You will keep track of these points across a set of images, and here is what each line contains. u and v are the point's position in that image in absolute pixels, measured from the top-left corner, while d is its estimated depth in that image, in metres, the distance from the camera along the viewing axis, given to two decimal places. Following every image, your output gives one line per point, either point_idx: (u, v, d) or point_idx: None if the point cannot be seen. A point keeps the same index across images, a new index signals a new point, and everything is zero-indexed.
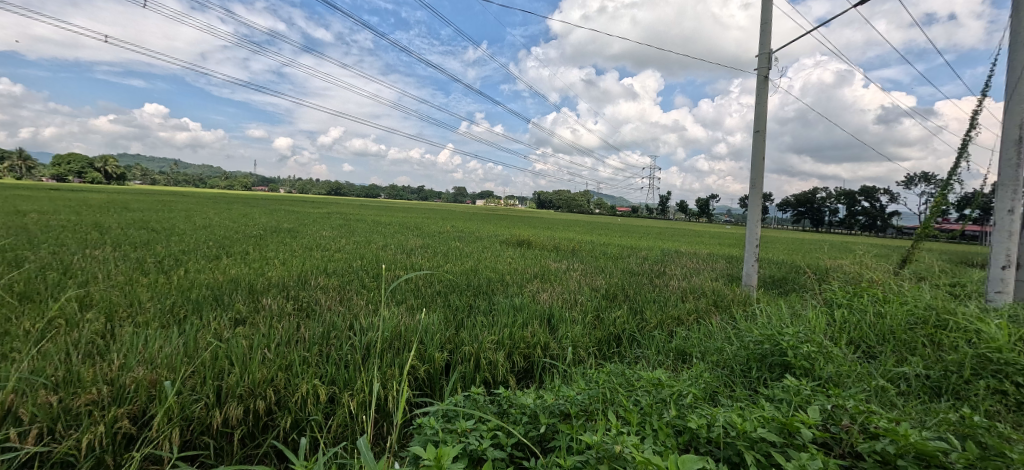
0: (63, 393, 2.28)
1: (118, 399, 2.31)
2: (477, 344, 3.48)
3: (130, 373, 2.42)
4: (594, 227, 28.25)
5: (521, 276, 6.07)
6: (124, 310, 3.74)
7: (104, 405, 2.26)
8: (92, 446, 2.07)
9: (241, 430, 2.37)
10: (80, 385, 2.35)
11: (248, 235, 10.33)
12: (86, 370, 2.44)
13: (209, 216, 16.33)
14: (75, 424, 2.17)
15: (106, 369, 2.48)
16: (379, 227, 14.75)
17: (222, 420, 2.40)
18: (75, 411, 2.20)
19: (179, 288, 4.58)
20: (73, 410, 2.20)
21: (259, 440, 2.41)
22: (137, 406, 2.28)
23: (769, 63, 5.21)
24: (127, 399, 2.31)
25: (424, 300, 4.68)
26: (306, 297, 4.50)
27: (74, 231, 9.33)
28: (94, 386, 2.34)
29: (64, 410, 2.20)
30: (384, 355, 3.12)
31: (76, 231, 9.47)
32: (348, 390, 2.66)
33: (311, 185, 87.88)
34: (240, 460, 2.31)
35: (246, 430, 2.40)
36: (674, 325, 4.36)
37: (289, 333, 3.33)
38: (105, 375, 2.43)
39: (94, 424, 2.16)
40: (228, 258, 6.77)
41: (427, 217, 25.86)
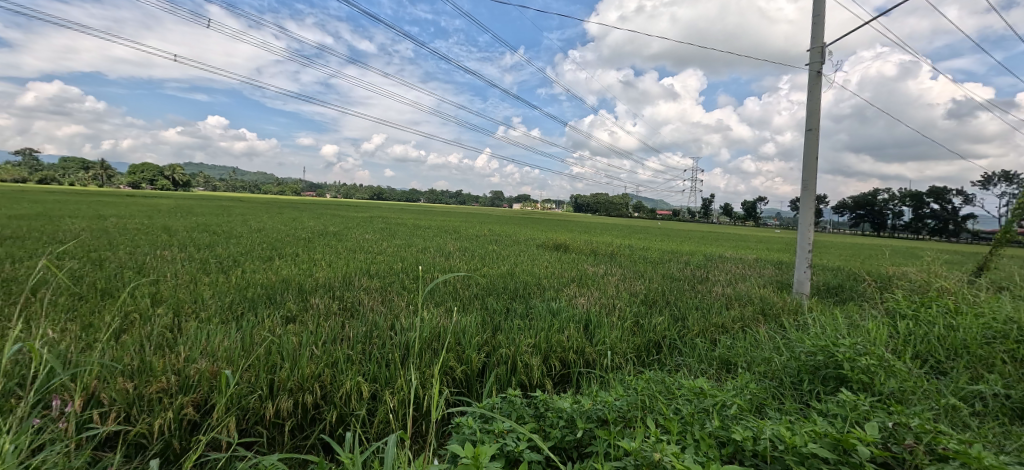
0: (137, 380, 2.49)
1: (184, 387, 2.50)
2: (514, 347, 3.52)
3: (194, 364, 2.61)
4: (633, 230, 27.68)
5: (558, 280, 6.04)
6: (189, 306, 4.04)
7: (172, 393, 2.45)
8: (162, 431, 2.26)
9: (291, 422, 2.52)
10: (151, 374, 2.56)
11: (298, 238, 10.89)
12: (157, 360, 2.66)
13: (261, 220, 17.29)
14: (147, 409, 2.37)
15: (173, 360, 2.69)
16: (419, 231, 15.13)
17: (274, 412, 2.54)
18: (146, 397, 2.40)
19: (236, 287, 4.89)
20: (145, 396, 2.40)
21: (307, 432, 2.54)
22: (200, 395, 2.47)
23: (822, 57, 4.95)
24: (191, 388, 2.49)
25: (462, 303, 4.77)
26: (351, 297, 4.68)
27: (145, 234, 10.16)
28: (163, 375, 2.54)
29: (138, 396, 2.40)
30: (424, 355, 3.20)
31: (149, 233, 10.34)
32: (389, 388, 2.75)
33: (355, 190, 91.24)
34: (290, 451, 2.44)
35: (296, 423, 2.54)
36: (717, 333, 4.21)
37: (335, 332, 3.49)
38: (172, 366, 2.63)
39: (163, 410, 2.35)
40: (280, 259, 7.16)
41: (465, 221, 26.22)
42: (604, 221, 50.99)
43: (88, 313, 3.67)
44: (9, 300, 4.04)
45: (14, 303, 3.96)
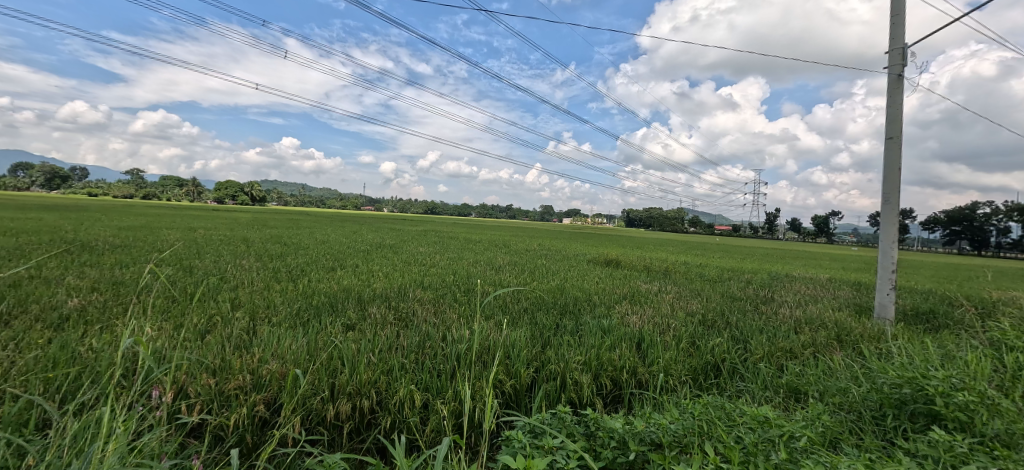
0: (218, 377, 2.71)
1: (257, 386, 2.69)
2: (563, 363, 3.46)
3: (267, 365, 2.80)
4: (689, 246, 26.57)
5: (609, 297, 5.88)
6: (263, 311, 4.34)
7: (247, 390, 2.64)
8: (238, 425, 2.42)
9: (349, 425, 2.59)
10: (230, 373, 2.77)
11: (358, 250, 11.44)
12: (235, 360, 2.88)
13: (325, 233, 18.34)
14: (225, 404, 2.56)
15: (249, 360, 2.89)
16: (471, 244, 15.39)
17: (334, 414, 2.64)
18: (226, 393, 2.60)
19: (302, 295, 5.19)
20: (225, 392, 2.60)
21: (364, 436, 2.61)
22: (271, 394, 2.63)
23: (903, 58, 4.56)
24: (263, 387, 2.67)
25: (512, 316, 4.76)
26: (405, 308, 4.82)
27: (227, 244, 11.10)
28: (240, 374, 2.74)
29: (218, 392, 2.61)
30: (474, 367, 3.21)
31: (230, 243, 11.28)
32: (440, 398, 2.78)
33: (410, 205, 94.78)
34: (348, 453, 2.52)
35: (353, 426, 2.63)
36: (784, 358, 3.91)
37: (391, 340, 3.60)
38: (247, 365, 2.84)
39: (239, 406, 2.53)
40: (342, 270, 7.53)
41: (515, 235, 26.36)
42: (658, 236, 49.38)
43: (179, 315, 4.04)
44: (117, 301, 4.54)
45: (121, 303, 4.46)
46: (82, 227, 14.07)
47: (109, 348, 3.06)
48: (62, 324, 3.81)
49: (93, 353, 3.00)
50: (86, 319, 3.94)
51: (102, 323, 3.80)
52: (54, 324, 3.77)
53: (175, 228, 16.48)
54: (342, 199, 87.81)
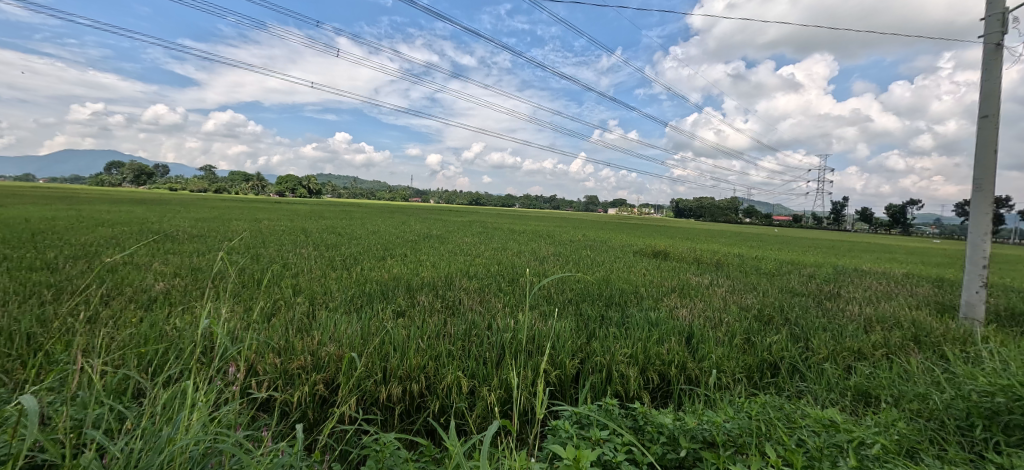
0: (283, 357, 2.94)
1: (317, 367, 2.90)
2: (609, 355, 3.38)
3: (325, 348, 3.01)
4: (743, 238, 25.25)
5: (658, 289, 5.68)
6: (321, 296, 4.57)
7: (308, 370, 2.85)
8: (301, 402, 2.63)
9: (400, 407, 2.73)
10: (293, 354, 3.01)
11: (407, 240, 11.74)
12: (297, 342, 3.11)
13: (376, 224, 18.97)
14: (290, 382, 2.79)
15: (309, 342, 3.12)
16: (515, 235, 15.40)
17: (386, 396, 2.79)
18: (290, 372, 2.83)
19: (356, 282, 5.38)
20: (289, 371, 2.83)
21: (414, 418, 2.73)
22: (329, 375, 2.83)
23: (1003, 25, 4.03)
24: (322, 368, 2.88)
25: (557, 307, 4.71)
26: (452, 296, 4.89)
27: (289, 234, 11.76)
28: (302, 355, 2.97)
29: (284, 370, 2.84)
30: (518, 356, 3.23)
31: (291, 233, 11.93)
32: (486, 385, 2.87)
33: (455, 196, 96.41)
34: (400, 433, 2.64)
35: (404, 408, 2.75)
36: (852, 359, 3.61)
37: (438, 327, 3.67)
38: (308, 347, 3.06)
39: (302, 384, 2.74)
40: (392, 259, 7.76)
41: (559, 226, 26.11)
42: (710, 226, 47.30)
43: (248, 299, 4.32)
44: (196, 285, 4.93)
45: (199, 287, 4.83)
46: (163, 219, 15.38)
47: (191, 328, 3.32)
48: (151, 304, 4.19)
49: (178, 332, 3.27)
50: (171, 300, 4.30)
51: (184, 305, 4.14)
52: (145, 304, 4.15)
53: (242, 219, 17.63)
54: (390, 191, 90.52)
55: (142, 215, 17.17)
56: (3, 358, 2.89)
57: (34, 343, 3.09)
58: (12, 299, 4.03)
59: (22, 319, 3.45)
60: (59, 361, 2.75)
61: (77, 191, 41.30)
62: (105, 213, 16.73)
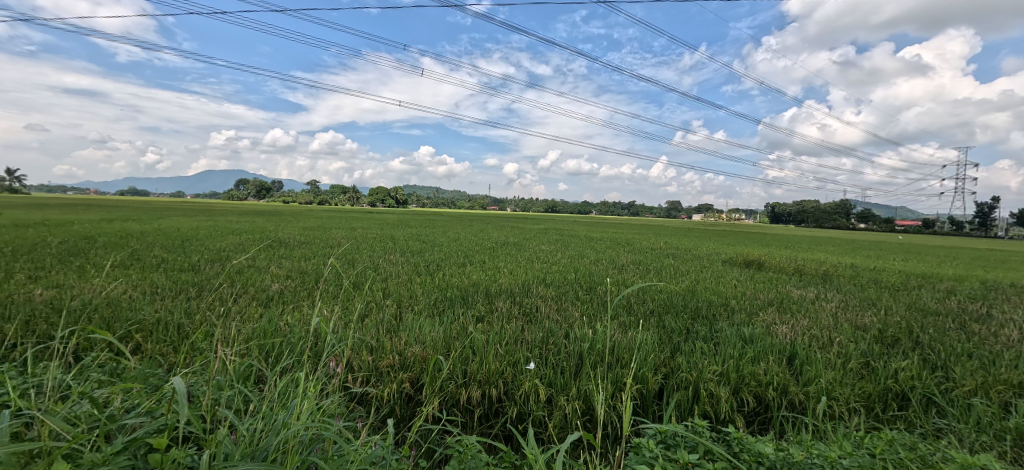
0: (374, 355, 3.12)
1: (404, 366, 3.04)
2: (696, 371, 3.10)
3: (411, 349, 3.15)
4: (854, 246, 22.32)
5: (752, 302, 5.16)
6: (407, 300, 4.78)
7: (396, 369, 3.01)
8: (390, 398, 2.77)
9: (479, 410, 2.76)
10: (383, 352, 3.18)
11: (486, 247, 11.97)
12: (386, 341, 3.29)
13: (455, 232, 19.64)
14: (381, 378, 2.95)
15: (397, 342, 3.28)
16: (592, 243, 15.07)
17: (467, 399, 2.84)
18: (380, 369, 3.00)
19: (438, 287, 5.54)
20: (380, 368, 3.00)
21: (493, 422, 2.75)
22: (415, 374, 2.96)
23: None
24: (409, 367, 3.01)
25: (638, 318, 4.46)
26: (529, 303, 4.83)
27: (381, 241, 12.56)
28: (390, 354, 3.14)
29: (375, 367, 3.02)
30: (597, 367, 3.11)
31: (382, 241, 12.74)
32: (564, 395, 2.81)
33: (532, 204, 97.21)
34: (479, 435, 2.66)
35: (483, 411, 2.78)
36: (1010, 395, 2.95)
37: (515, 333, 3.64)
38: (396, 347, 3.22)
39: (391, 381, 2.89)
40: (471, 265, 7.93)
41: (638, 233, 25.09)
42: (812, 232, 42.63)
43: (345, 301, 4.63)
44: (304, 286, 5.41)
45: (306, 288, 5.29)
46: (277, 227, 17.28)
47: (301, 324, 3.63)
48: (268, 302, 4.66)
49: (290, 326, 3.60)
50: (284, 298, 4.77)
51: (294, 304, 4.54)
52: (263, 302, 4.63)
53: (340, 228, 19.24)
54: (470, 200, 93.71)
55: (259, 224, 19.38)
56: (160, 343, 3.36)
57: (182, 332, 3.56)
58: (166, 294, 4.71)
59: (173, 311, 3.99)
60: (200, 348, 3.13)
61: (211, 205, 48.08)
62: (234, 223, 19.15)
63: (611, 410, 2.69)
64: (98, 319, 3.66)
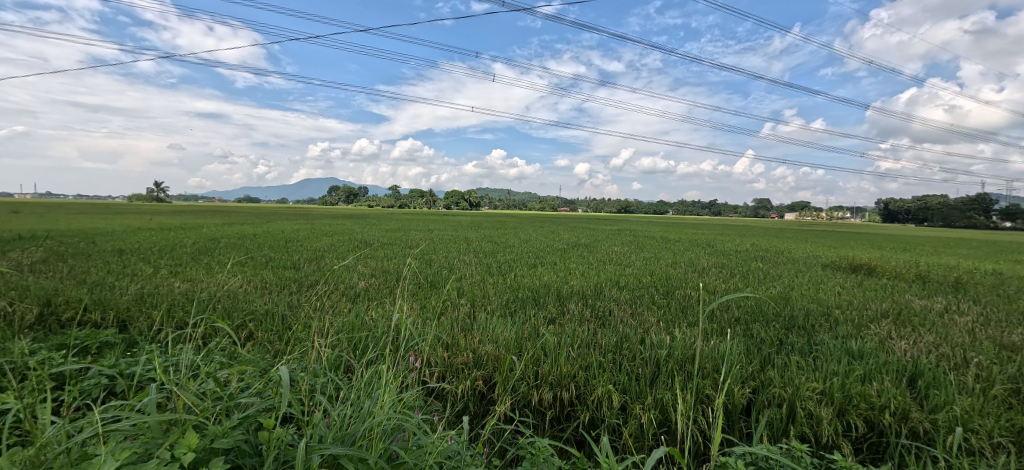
0: (449, 352, 3.15)
1: (477, 364, 3.04)
2: (792, 387, 2.76)
3: (484, 347, 3.15)
4: (991, 249, 18.96)
5: (860, 313, 4.51)
6: (480, 299, 4.81)
7: (470, 366, 3.01)
8: (464, 395, 2.77)
9: (551, 412, 2.67)
10: (457, 349, 3.20)
11: (558, 248, 11.83)
12: (460, 339, 3.31)
13: (528, 233, 19.72)
14: (455, 374, 2.97)
15: (470, 340, 3.29)
16: (669, 244, 14.34)
17: (538, 400, 2.76)
18: (455, 366, 3.02)
19: (510, 288, 5.52)
20: (454, 365, 3.03)
21: (564, 425, 2.64)
22: (488, 372, 2.95)
23: None
24: (482, 366, 3.01)
25: (723, 326, 4.09)
26: (602, 306, 4.64)
27: (456, 242, 12.92)
28: (465, 351, 3.16)
29: (450, 364, 3.05)
30: (677, 376, 2.87)
31: (458, 242, 13.11)
32: (639, 403, 2.64)
33: (604, 204, 95.27)
34: (550, 439, 2.56)
35: (555, 414, 2.68)
36: None
37: (588, 337, 3.49)
38: (470, 345, 3.23)
39: (465, 378, 2.90)
40: (543, 266, 7.86)
41: (721, 234, 23.46)
42: (933, 231, 37.05)
43: (422, 299, 4.77)
44: (386, 284, 5.67)
45: (388, 286, 5.54)
46: (363, 229, 18.55)
47: (384, 319, 3.77)
48: (356, 298, 4.94)
49: (374, 321, 3.76)
50: (369, 295, 5.03)
51: (378, 300, 4.77)
52: (351, 298, 4.92)
53: (419, 229, 20.20)
54: (542, 201, 93.99)
55: (350, 227, 20.89)
56: (268, 331, 3.68)
57: (286, 322, 3.86)
58: (273, 288, 5.17)
59: (279, 304, 4.36)
60: (300, 338, 3.37)
61: (308, 209, 53.04)
62: (325, 226, 20.86)
63: (690, 423, 2.46)
64: (220, 308, 4.10)
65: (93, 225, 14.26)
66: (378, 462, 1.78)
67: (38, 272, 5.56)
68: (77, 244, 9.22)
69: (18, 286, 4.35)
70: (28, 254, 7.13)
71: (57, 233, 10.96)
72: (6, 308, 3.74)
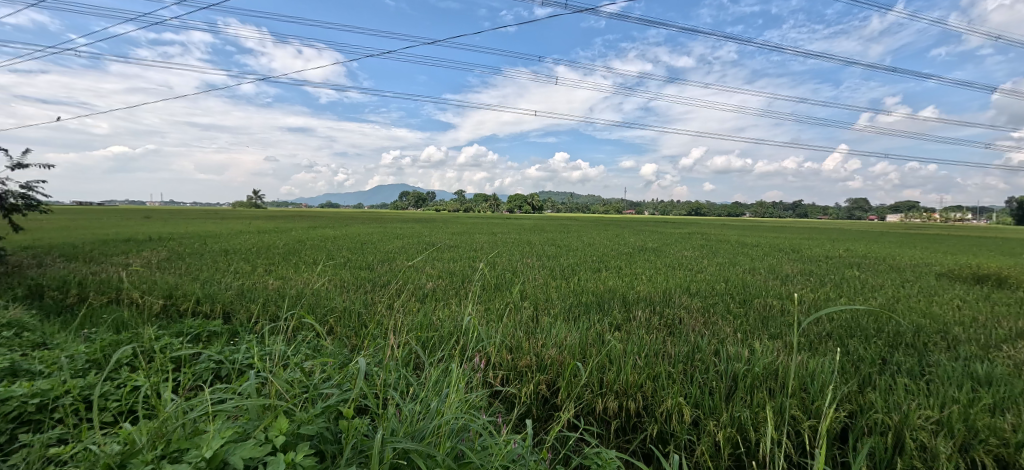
0: (513, 355, 3.10)
1: (540, 368, 2.97)
2: (900, 412, 2.39)
3: (548, 351, 3.06)
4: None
5: (986, 332, 3.84)
6: (544, 303, 4.73)
7: (533, 370, 2.94)
8: (527, 398, 2.70)
9: (616, 423, 2.52)
10: (521, 352, 3.14)
11: (623, 253, 11.46)
12: (523, 341, 3.25)
13: (592, 236, 19.33)
14: (518, 377, 2.92)
15: (534, 343, 3.22)
16: (746, 249, 13.36)
17: (603, 409, 2.62)
18: (519, 368, 2.97)
19: (573, 293, 5.37)
20: (518, 367, 2.97)
21: (631, 437, 2.49)
22: (551, 376, 2.86)
23: None
24: (546, 370, 2.92)
25: (812, 340, 3.66)
26: (672, 314, 4.36)
27: (520, 246, 12.95)
28: (528, 354, 3.09)
29: (514, 366, 2.99)
30: (757, 392, 2.60)
31: (522, 245, 13.12)
32: (714, 418, 2.42)
33: (673, 206, 91.48)
34: (616, 450, 2.42)
35: (620, 424, 2.54)
36: None
37: (655, 345, 3.28)
38: (534, 348, 3.16)
39: (528, 381, 2.84)
40: (608, 271, 7.61)
41: (805, 238, 21.51)
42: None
43: (487, 301, 4.79)
44: (452, 286, 5.76)
45: (454, 287, 5.64)
46: (430, 233, 19.21)
47: (450, 319, 3.81)
48: (424, 298, 5.06)
49: (440, 321, 3.81)
50: (436, 296, 5.14)
51: (444, 301, 4.84)
52: (419, 298, 5.05)
53: (483, 233, 20.56)
54: (606, 204, 92.14)
55: (417, 230, 21.75)
56: (346, 327, 3.86)
57: (361, 319, 4.03)
58: (350, 287, 5.47)
59: (355, 301, 4.58)
60: (374, 335, 3.49)
61: (381, 213, 56.36)
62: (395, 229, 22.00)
63: (774, 446, 2.20)
64: (305, 304, 4.36)
65: (203, 229, 16.10)
66: (446, 461, 1.76)
67: (162, 268, 6.33)
68: (191, 244, 10.43)
69: (145, 280, 4.95)
70: (155, 253, 8.17)
71: (176, 235, 12.51)
72: (138, 299, 4.25)
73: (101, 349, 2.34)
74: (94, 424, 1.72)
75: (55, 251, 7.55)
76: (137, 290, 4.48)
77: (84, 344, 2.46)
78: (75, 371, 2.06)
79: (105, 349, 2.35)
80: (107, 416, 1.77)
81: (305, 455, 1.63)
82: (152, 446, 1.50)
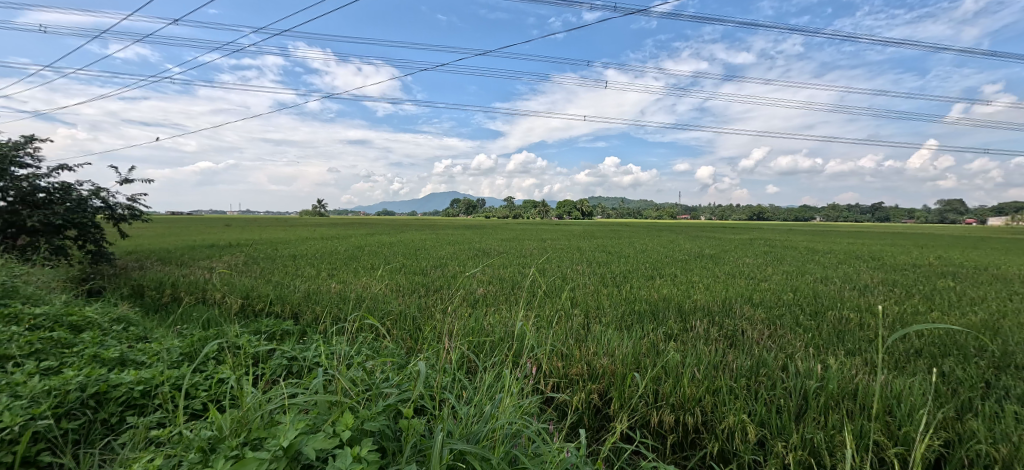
0: (564, 363, 3.05)
1: (592, 377, 2.91)
2: (1006, 443, 2.11)
3: (601, 360, 2.99)
4: None
5: None
6: (596, 311, 4.64)
7: (585, 379, 2.89)
8: (579, 407, 2.65)
9: (672, 437, 2.42)
10: (572, 361, 3.09)
11: (678, 260, 11.01)
12: (574, 349, 3.20)
13: (644, 243, 18.73)
14: (569, 385, 2.87)
15: (585, 352, 3.16)
16: (816, 256, 12.41)
17: (658, 422, 2.52)
18: (569, 377, 2.93)
19: (626, 300, 5.25)
20: (569, 376, 2.93)
21: (688, 454, 2.38)
22: (603, 386, 2.80)
23: None
24: (598, 379, 2.86)
25: (895, 358, 3.33)
26: (733, 325, 4.12)
27: (570, 252, 12.80)
28: (579, 363, 3.04)
29: (565, 375, 2.95)
30: (831, 412, 2.40)
31: (572, 252, 12.96)
32: (782, 438, 2.26)
33: (732, 210, 87.00)
34: (673, 466, 2.31)
35: (677, 439, 2.43)
36: None
37: (715, 357, 3.11)
38: (585, 356, 3.11)
39: (580, 390, 2.79)
40: (662, 279, 7.33)
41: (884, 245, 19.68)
42: None
43: (538, 308, 4.76)
44: (503, 292, 5.78)
45: (504, 294, 5.65)
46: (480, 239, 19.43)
47: (501, 325, 3.83)
48: (475, 304, 5.12)
49: (492, 327, 3.83)
50: (486, 302, 5.18)
51: (495, 307, 4.87)
52: (471, 304, 5.11)
53: (532, 240, 20.50)
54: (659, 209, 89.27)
55: (467, 236, 22.09)
56: (401, 330, 3.98)
57: (415, 324, 4.14)
58: (405, 292, 5.64)
59: (410, 306, 4.71)
60: (428, 339, 3.57)
61: (434, 220, 57.94)
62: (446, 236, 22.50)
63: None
64: (364, 308, 4.55)
65: (272, 236, 17.27)
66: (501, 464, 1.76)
67: (238, 272, 6.85)
68: (263, 250, 11.22)
69: (225, 282, 5.38)
70: (233, 258, 8.88)
71: (251, 242, 13.51)
72: (220, 299, 4.62)
73: (193, 343, 2.57)
74: (187, 411, 1.89)
75: (151, 255, 8.40)
76: (218, 291, 4.88)
77: (178, 338, 2.72)
78: (171, 363, 2.28)
79: (196, 344, 2.58)
80: (198, 404, 1.94)
81: (369, 450, 1.70)
82: (234, 434, 1.62)
